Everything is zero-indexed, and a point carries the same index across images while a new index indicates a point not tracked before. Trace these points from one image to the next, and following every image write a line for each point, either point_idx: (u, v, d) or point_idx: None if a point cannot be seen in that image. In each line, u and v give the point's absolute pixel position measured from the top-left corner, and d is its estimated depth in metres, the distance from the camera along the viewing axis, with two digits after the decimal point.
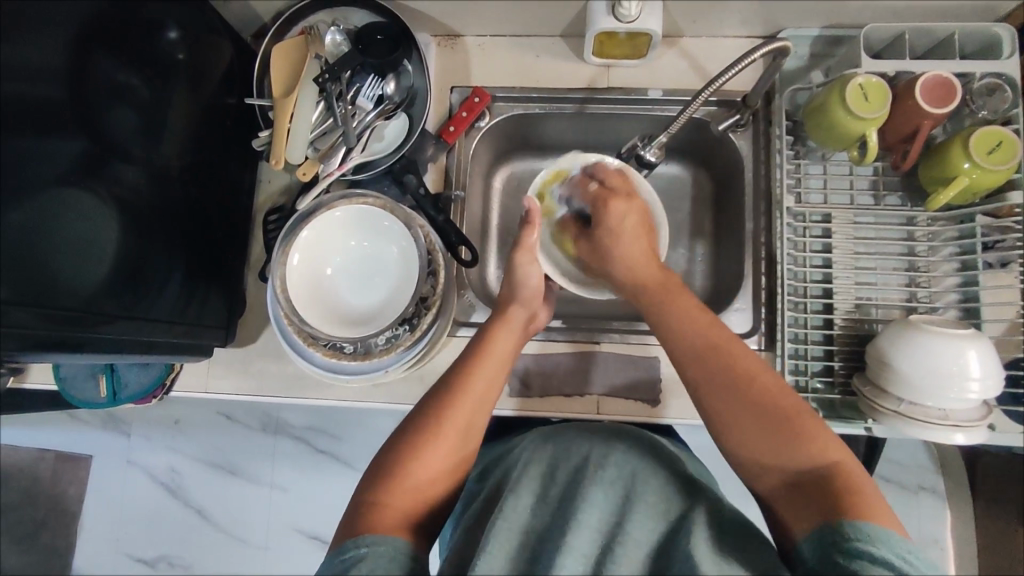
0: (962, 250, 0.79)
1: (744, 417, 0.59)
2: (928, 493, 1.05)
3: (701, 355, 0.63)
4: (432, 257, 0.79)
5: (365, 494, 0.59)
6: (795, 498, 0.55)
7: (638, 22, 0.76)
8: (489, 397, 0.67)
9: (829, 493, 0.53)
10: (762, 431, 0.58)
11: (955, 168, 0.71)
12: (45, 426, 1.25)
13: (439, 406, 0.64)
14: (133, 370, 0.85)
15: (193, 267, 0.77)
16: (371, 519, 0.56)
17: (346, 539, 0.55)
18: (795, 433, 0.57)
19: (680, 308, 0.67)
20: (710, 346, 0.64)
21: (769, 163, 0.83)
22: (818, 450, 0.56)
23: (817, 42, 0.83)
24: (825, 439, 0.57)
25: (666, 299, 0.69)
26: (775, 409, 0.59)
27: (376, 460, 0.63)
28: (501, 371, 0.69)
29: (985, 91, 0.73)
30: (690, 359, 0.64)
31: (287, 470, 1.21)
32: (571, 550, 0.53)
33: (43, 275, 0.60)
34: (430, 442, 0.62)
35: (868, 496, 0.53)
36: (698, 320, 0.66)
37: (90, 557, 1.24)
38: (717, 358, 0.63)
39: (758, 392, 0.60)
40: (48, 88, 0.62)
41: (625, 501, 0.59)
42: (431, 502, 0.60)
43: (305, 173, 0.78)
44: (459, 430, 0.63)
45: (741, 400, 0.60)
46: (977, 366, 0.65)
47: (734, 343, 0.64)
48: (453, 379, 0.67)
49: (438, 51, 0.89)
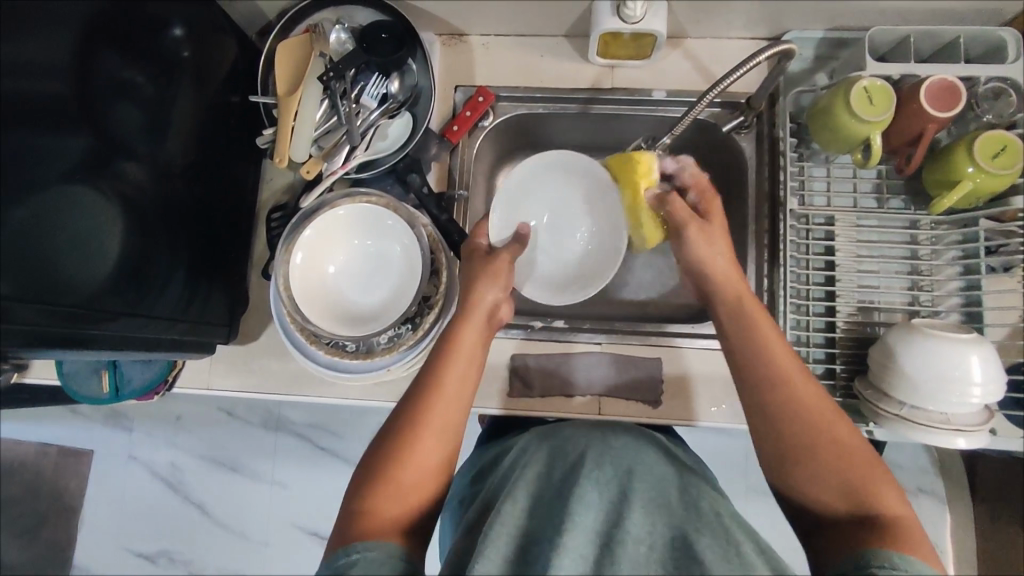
0: (964, 254, 0.79)
1: (807, 448, 0.59)
2: (929, 496, 1.05)
3: (777, 384, 0.62)
4: (434, 257, 0.79)
5: (353, 499, 0.59)
6: (843, 533, 0.55)
7: (643, 23, 0.76)
8: (463, 392, 0.67)
9: (876, 529, 0.53)
10: (821, 464, 0.58)
11: (959, 172, 0.71)
12: (47, 421, 1.25)
13: (416, 408, 0.64)
14: (135, 366, 0.85)
15: (196, 264, 0.77)
16: (361, 525, 0.57)
17: (338, 547, 0.56)
18: (853, 471, 0.57)
19: (761, 331, 0.65)
20: (782, 378, 0.62)
21: (773, 165, 0.83)
22: (871, 486, 0.56)
23: (822, 44, 0.82)
24: (880, 479, 0.57)
25: (743, 322, 0.67)
26: (839, 446, 0.58)
27: (362, 464, 0.63)
28: (473, 365, 0.69)
29: (991, 95, 0.73)
30: (765, 385, 0.62)
31: (288, 466, 1.21)
32: (566, 549, 0.53)
33: (45, 272, 0.61)
34: (409, 444, 0.62)
35: (916, 534, 0.53)
36: (776, 346, 0.64)
37: (91, 551, 1.24)
38: (788, 388, 0.61)
39: (825, 425, 0.60)
40: (52, 85, 0.63)
41: (620, 498, 0.58)
42: (422, 502, 0.61)
43: (309, 171, 0.79)
44: (438, 430, 0.63)
45: (806, 434, 0.59)
46: (980, 371, 0.65)
47: (805, 377, 0.62)
48: (425, 379, 0.66)
49: (443, 50, 0.89)
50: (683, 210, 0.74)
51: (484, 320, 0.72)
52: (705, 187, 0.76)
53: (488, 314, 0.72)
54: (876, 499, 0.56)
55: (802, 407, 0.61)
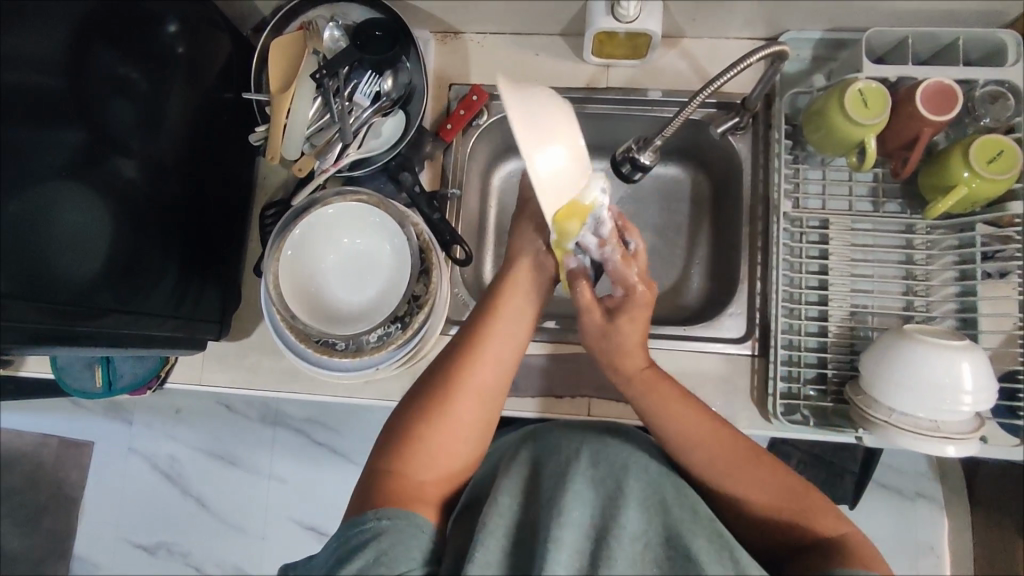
0: (961, 259, 0.78)
1: (741, 488, 0.61)
2: (926, 502, 1.04)
3: (688, 451, 0.63)
4: (424, 255, 0.79)
5: (379, 461, 0.61)
6: (800, 558, 0.56)
7: (637, 23, 0.75)
8: (503, 360, 0.66)
9: (830, 549, 0.55)
10: (761, 504, 0.60)
11: (955, 177, 0.70)
12: (48, 412, 1.27)
13: (452, 370, 0.64)
14: (129, 361, 0.86)
15: (188, 261, 0.77)
16: (388, 493, 0.58)
17: (363, 510, 0.57)
18: (797, 503, 0.59)
19: (660, 401, 0.66)
20: (693, 443, 0.63)
21: (768, 166, 0.83)
22: (813, 509, 0.58)
23: (819, 45, 0.82)
24: (826, 513, 0.59)
25: (649, 394, 0.67)
26: (777, 486, 0.60)
27: (392, 420, 0.64)
28: (520, 327, 0.68)
29: (988, 99, 0.71)
30: (678, 456, 0.64)
31: (284, 461, 1.22)
32: (560, 543, 0.53)
33: (41, 265, 0.61)
34: (444, 404, 0.62)
35: (870, 556, 0.54)
36: (683, 414, 0.65)
37: (90, 542, 1.25)
38: (699, 452, 0.63)
39: (754, 470, 0.61)
40: (44, 79, 0.63)
41: (613, 493, 0.58)
42: (451, 466, 0.62)
43: (301, 169, 0.78)
44: (473, 390, 0.63)
45: (735, 486, 0.61)
46: (971, 379, 0.65)
47: (719, 431, 0.64)
48: (459, 349, 0.66)
49: (438, 48, 0.89)
50: (590, 300, 0.70)
51: (531, 271, 0.71)
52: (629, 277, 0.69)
53: (533, 264, 0.71)
54: (819, 525, 0.58)
55: (723, 467, 0.62)
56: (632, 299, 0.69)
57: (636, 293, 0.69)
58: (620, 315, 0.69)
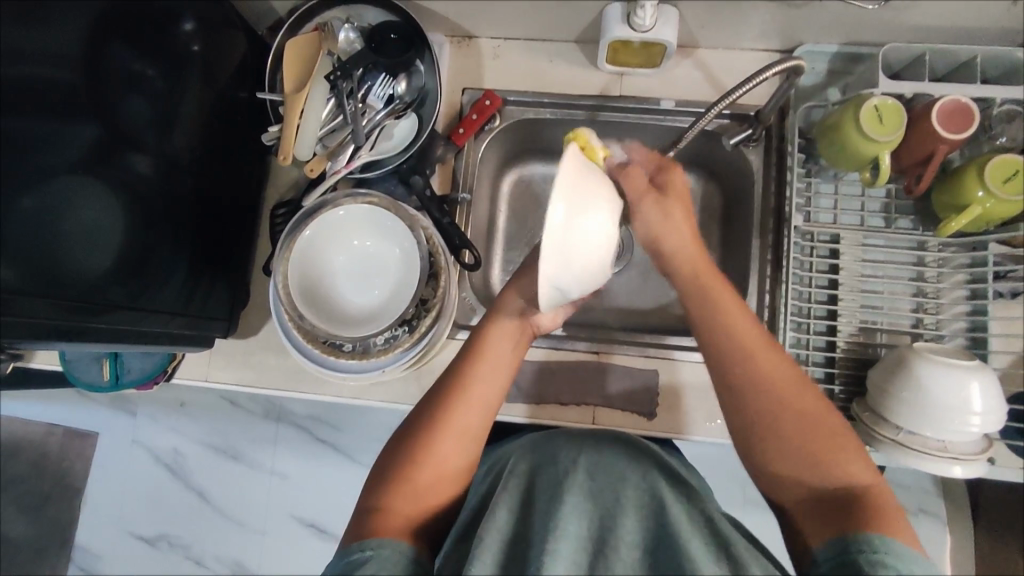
0: (972, 278, 0.78)
1: (775, 412, 0.60)
2: (928, 517, 1.02)
3: (738, 358, 0.62)
4: (433, 259, 0.79)
5: (368, 498, 0.61)
6: (825, 509, 0.56)
7: (653, 32, 0.75)
8: (490, 400, 0.66)
9: (855, 506, 0.54)
10: (790, 439, 0.59)
11: (969, 197, 0.70)
12: (53, 402, 1.27)
13: (439, 410, 0.65)
14: (136, 356, 0.87)
15: (199, 259, 0.78)
16: (377, 520, 0.58)
17: (353, 540, 0.57)
18: (821, 450, 0.58)
19: (718, 303, 0.64)
20: (746, 346, 0.62)
21: (780, 180, 0.83)
22: (839, 458, 0.58)
23: (835, 59, 0.81)
24: (854, 463, 0.57)
25: (713, 299, 0.64)
26: (808, 418, 0.59)
27: (381, 461, 0.65)
28: (504, 368, 0.68)
29: (1005, 118, 0.72)
30: (731, 359, 0.62)
31: (287, 457, 1.22)
32: (558, 553, 0.52)
33: (51, 262, 0.61)
34: (428, 444, 0.63)
35: (894, 514, 0.53)
36: (738, 319, 0.63)
37: (92, 531, 1.26)
38: (753, 360, 0.61)
39: (793, 397, 0.60)
40: (63, 75, 0.63)
41: (612, 506, 0.58)
42: (438, 498, 0.62)
43: (312, 170, 0.78)
44: (456, 431, 0.64)
45: (772, 407, 0.60)
46: (980, 401, 0.64)
47: (770, 350, 0.62)
48: (444, 391, 0.66)
49: (452, 51, 0.89)
50: (638, 186, 0.64)
51: (516, 320, 0.70)
52: (660, 162, 0.68)
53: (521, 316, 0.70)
54: (846, 475, 0.57)
55: (765, 379, 0.61)
56: (671, 180, 0.66)
57: (671, 173, 0.67)
58: (669, 193, 0.66)
